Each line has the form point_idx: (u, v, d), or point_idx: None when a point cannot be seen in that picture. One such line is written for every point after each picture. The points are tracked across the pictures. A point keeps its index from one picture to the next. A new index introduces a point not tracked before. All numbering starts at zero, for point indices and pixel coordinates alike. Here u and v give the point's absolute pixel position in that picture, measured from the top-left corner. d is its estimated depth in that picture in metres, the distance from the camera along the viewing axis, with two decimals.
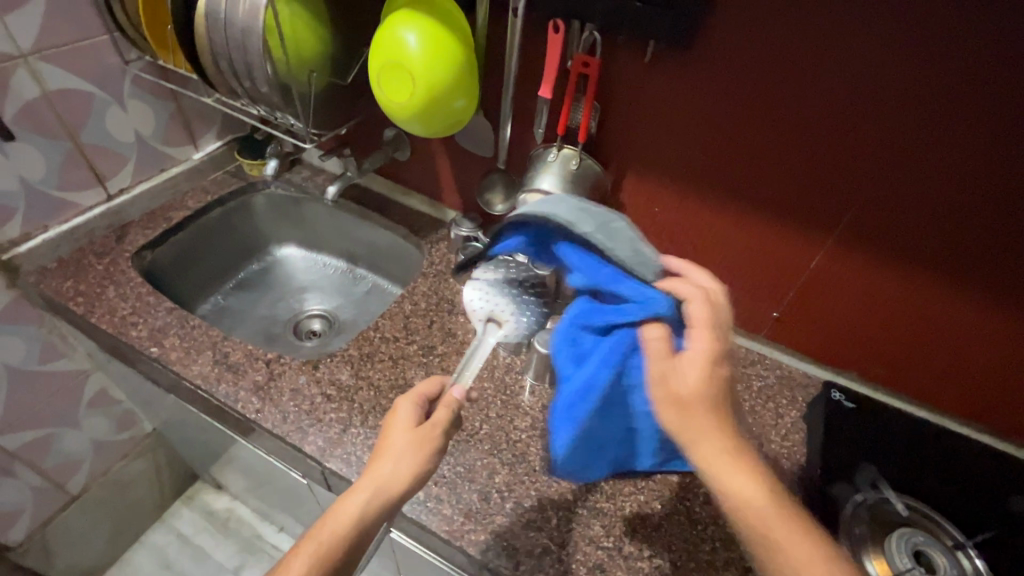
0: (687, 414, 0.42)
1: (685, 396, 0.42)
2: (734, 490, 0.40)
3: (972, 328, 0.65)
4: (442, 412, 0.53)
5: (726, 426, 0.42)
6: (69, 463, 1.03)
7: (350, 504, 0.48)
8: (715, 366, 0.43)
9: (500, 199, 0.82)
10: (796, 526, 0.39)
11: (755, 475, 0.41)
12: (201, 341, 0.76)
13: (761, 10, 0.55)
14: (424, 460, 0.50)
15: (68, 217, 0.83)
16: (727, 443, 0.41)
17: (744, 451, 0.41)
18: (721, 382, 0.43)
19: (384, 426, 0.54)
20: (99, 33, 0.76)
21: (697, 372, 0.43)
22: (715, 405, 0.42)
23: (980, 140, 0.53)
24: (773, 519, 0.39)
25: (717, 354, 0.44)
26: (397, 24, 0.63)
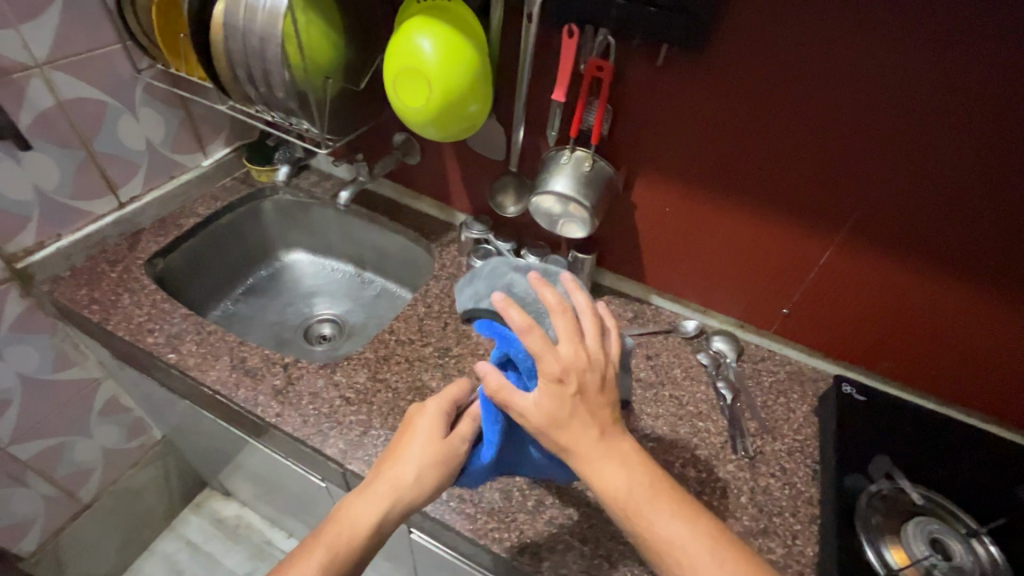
0: (555, 434, 0.44)
1: (547, 420, 0.43)
2: (606, 488, 0.43)
3: (977, 318, 0.66)
4: (466, 427, 0.53)
5: (593, 434, 0.44)
6: (80, 472, 1.03)
7: (366, 510, 0.48)
8: (556, 389, 0.43)
9: (512, 201, 0.83)
10: (660, 503, 0.44)
11: (626, 467, 0.44)
12: (218, 347, 0.76)
13: (773, 13, 0.56)
14: (443, 475, 0.51)
15: (80, 226, 0.84)
16: (600, 447, 0.44)
17: (613, 447, 0.44)
18: (569, 401, 0.43)
19: (405, 423, 0.54)
20: (112, 42, 0.76)
21: (551, 394, 0.43)
22: (587, 417, 0.44)
23: (987, 135, 0.54)
24: (642, 506, 0.43)
25: (569, 371, 0.43)
26: (413, 30, 0.64)
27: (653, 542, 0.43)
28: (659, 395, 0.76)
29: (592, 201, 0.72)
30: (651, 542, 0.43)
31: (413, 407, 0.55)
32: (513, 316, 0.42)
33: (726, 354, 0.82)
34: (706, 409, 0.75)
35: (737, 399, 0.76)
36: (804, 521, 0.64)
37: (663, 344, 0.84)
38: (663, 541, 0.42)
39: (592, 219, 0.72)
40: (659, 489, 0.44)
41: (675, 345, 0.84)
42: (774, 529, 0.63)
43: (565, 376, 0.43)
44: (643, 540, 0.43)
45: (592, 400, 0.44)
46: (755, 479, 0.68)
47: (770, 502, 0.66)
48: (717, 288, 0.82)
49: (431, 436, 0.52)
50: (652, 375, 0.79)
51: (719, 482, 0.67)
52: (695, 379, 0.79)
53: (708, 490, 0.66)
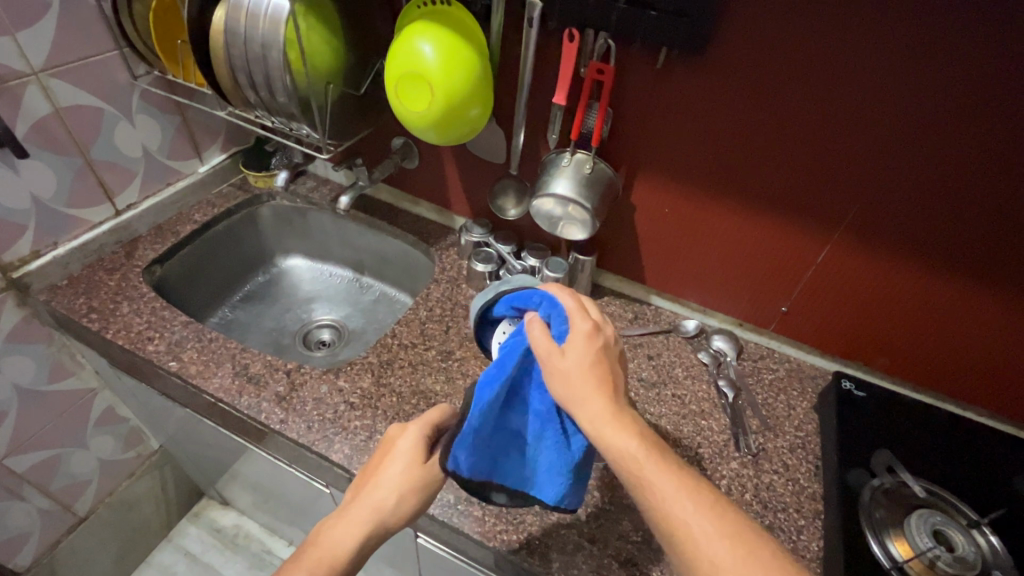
0: (575, 384, 0.46)
1: (571, 371, 0.46)
2: (612, 441, 0.44)
3: (971, 312, 0.68)
4: (445, 452, 0.54)
5: (608, 389, 0.46)
6: (76, 484, 1.01)
7: (348, 535, 0.49)
8: (591, 345, 0.48)
9: (513, 204, 0.85)
10: (662, 460, 0.43)
11: (634, 426, 0.45)
12: (220, 354, 0.76)
13: (771, 18, 0.57)
14: (423, 499, 0.52)
15: (77, 234, 0.83)
16: (612, 402, 0.46)
17: (622, 407, 0.46)
18: (598, 358, 0.47)
19: (385, 446, 0.54)
20: (109, 49, 0.76)
21: (581, 346, 0.47)
22: (604, 374, 0.47)
23: (980, 133, 0.55)
24: (644, 461, 0.43)
25: (598, 331, 0.49)
26: (414, 35, 0.64)
27: (652, 496, 0.42)
28: (661, 394, 0.77)
29: (593, 202, 0.72)
30: (650, 499, 0.42)
31: (394, 427, 0.54)
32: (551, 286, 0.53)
33: (726, 353, 0.83)
34: (708, 407, 0.76)
35: (739, 397, 0.77)
36: (809, 516, 0.65)
37: (664, 344, 0.84)
38: (662, 500, 0.41)
39: (593, 221, 0.73)
40: (662, 451, 0.44)
41: (675, 344, 0.84)
42: (780, 525, 0.64)
43: (596, 332, 0.49)
44: (643, 498, 0.42)
45: (612, 362, 0.48)
46: (759, 476, 0.68)
47: (774, 498, 0.66)
48: (716, 288, 0.83)
49: (412, 460, 0.52)
50: (654, 375, 0.79)
51: (723, 480, 0.67)
52: (696, 378, 0.79)
53: (712, 486, 0.67)
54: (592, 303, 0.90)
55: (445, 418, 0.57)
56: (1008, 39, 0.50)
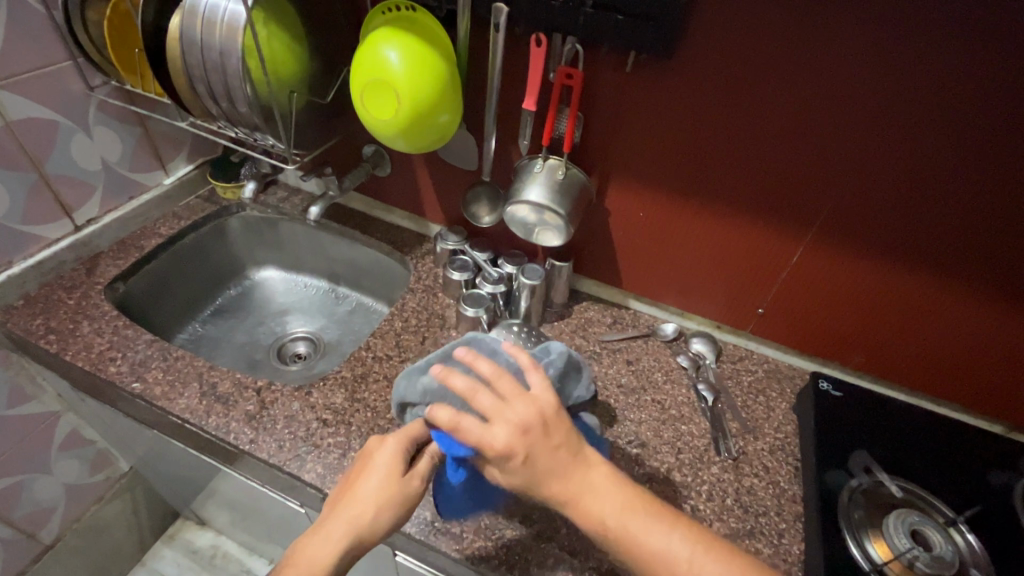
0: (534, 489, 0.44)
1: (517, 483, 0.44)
2: (592, 518, 0.43)
3: (943, 309, 0.68)
4: (425, 465, 0.53)
5: (558, 474, 0.43)
6: (40, 511, 0.97)
7: (324, 551, 0.47)
8: (512, 461, 0.42)
9: (486, 211, 0.83)
10: (643, 519, 0.44)
11: (606, 493, 0.44)
12: (186, 373, 0.73)
13: (742, 18, 0.57)
14: (401, 514, 0.50)
15: (33, 252, 0.79)
16: (575, 480, 0.44)
17: (583, 480, 0.44)
18: (527, 462, 0.42)
19: (363, 459, 0.52)
20: (63, 59, 0.73)
21: (509, 471, 0.43)
22: (547, 463, 0.43)
23: (946, 129, 0.56)
24: (629, 527, 0.43)
25: (516, 438, 0.42)
26: (379, 42, 0.63)
27: (646, 561, 0.43)
28: (641, 400, 0.76)
29: (567, 208, 0.72)
30: (646, 562, 0.43)
31: (372, 440, 0.53)
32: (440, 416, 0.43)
33: (705, 356, 0.83)
34: (688, 411, 0.75)
35: (718, 400, 0.77)
36: (789, 519, 0.65)
37: (643, 348, 0.84)
38: (657, 560, 0.42)
39: (568, 227, 0.72)
40: (636, 504, 0.44)
41: (654, 348, 0.84)
42: (761, 529, 0.64)
43: (513, 447, 0.42)
44: (638, 561, 0.43)
45: (546, 447, 0.43)
46: (739, 480, 0.68)
47: (754, 502, 0.66)
48: (694, 290, 0.83)
49: (389, 473, 0.50)
50: (633, 380, 0.79)
51: (703, 485, 0.67)
52: (676, 383, 0.79)
53: (693, 493, 0.66)
54: (570, 308, 0.89)
55: (426, 430, 0.55)
56: (976, 39, 0.50)
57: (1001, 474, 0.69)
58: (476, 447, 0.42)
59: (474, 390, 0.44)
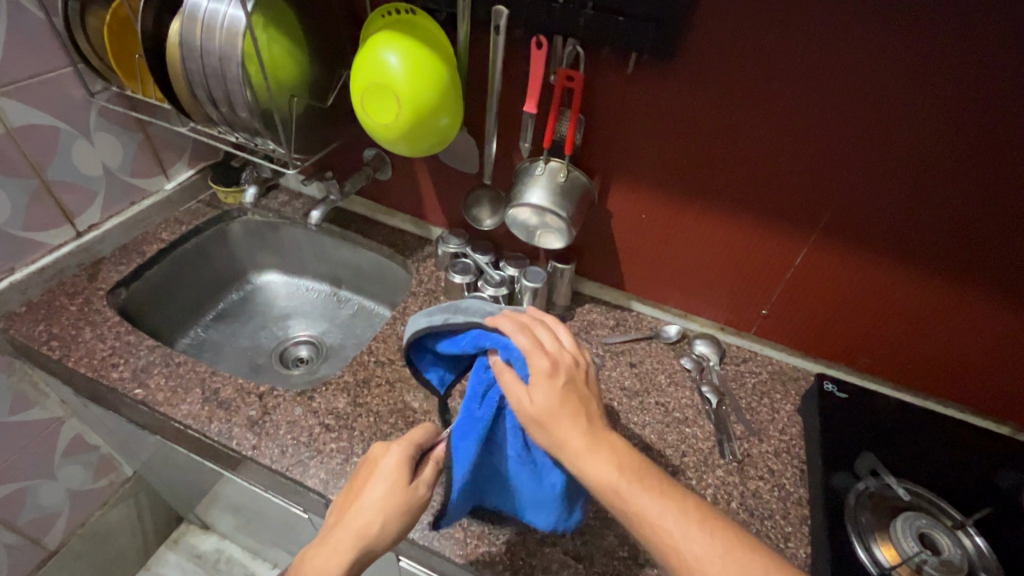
0: (548, 428, 0.46)
1: (542, 411, 0.46)
2: (594, 475, 0.43)
3: (948, 309, 0.68)
4: (429, 472, 0.52)
5: (581, 422, 0.46)
6: (43, 516, 0.97)
7: (331, 562, 0.46)
8: (552, 376, 0.47)
9: (488, 215, 0.83)
10: (644, 486, 0.43)
11: (614, 456, 0.44)
12: (188, 379, 0.73)
13: (745, 19, 0.57)
14: (407, 522, 0.50)
15: (36, 258, 0.79)
16: (589, 436, 0.45)
17: (600, 438, 0.45)
18: (566, 389, 0.47)
19: (368, 468, 0.52)
20: (63, 65, 0.73)
21: (542, 385, 0.46)
22: (575, 404, 0.46)
23: (950, 129, 0.55)
24: (627, 490, 0.42)
25: (558, 364, 0.48)
26: (379, 45, 0.62)
27: (641, 525, 0.41)
28: (644, 403, 0.76)
29: (569, 211, 0.71)
30: (639, 527, 0.41)
31: (376, 448, 0.53)
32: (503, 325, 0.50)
33: (709, 358, 0.82)
34: (692, 414, 0.75)
35: (723, 403, 0.76)
36: (795, 523, 0.64)
37: (646, 351, 0.83)
38: (650, 527, 0.41)
39: (570, 230, 0.71)
40: (641, 471, 0.44)
41: (657, 350, 0.83)
42: (767, 533, 0.63)
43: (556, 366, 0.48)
44: (632, 525, 0.42)
45: (580, 390, 0.48)
46: (745, 483, 0.67)
47: (760, 505, 0.65)
48: (697, 292, 0.82)
49: (395, 481, 0.50)
50: (637, 383, 0.78)
51: (709, 489, 0.66)
52: (679, 385, 0.78)
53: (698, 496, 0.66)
54: (573, 311, 0.89)
55: (429, 436, 0.55)
56: (983, 38, 0.50)
57: (1010, 475, 0.69)
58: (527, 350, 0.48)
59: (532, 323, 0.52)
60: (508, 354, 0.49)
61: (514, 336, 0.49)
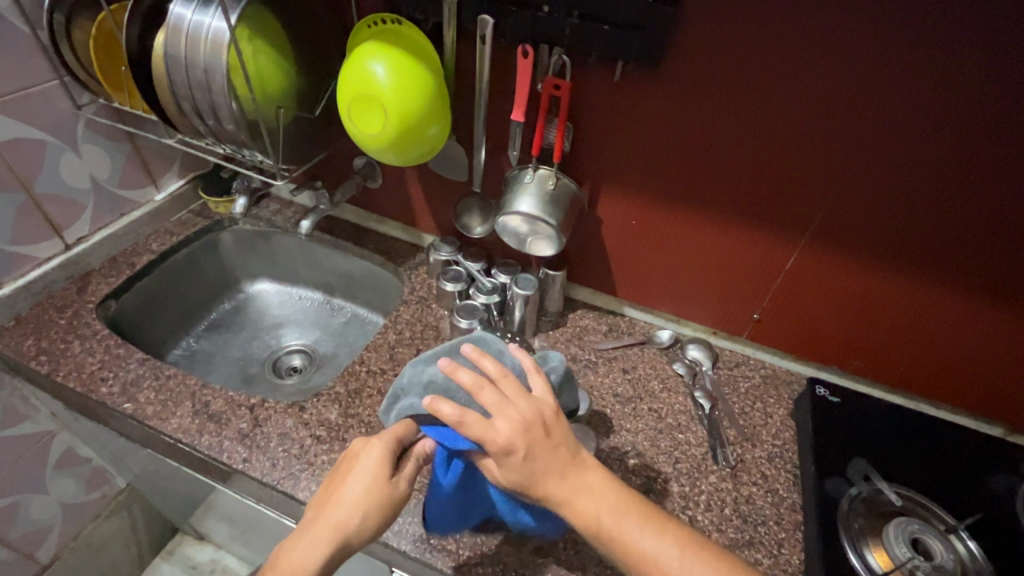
0: (530, 489, 0.45)
1: (518, 482, 0.45)
2: (583, 519, 0.44)
3: (940, 313, 0.68)
4: (409, 470, 0.52)
5: (557, 472, 0.45)
6: (36, 530, 0.97)
7: (309, 556, 0.46)
8: (506, 456, 0.44)
9: (478, 222, 0.84)
10: (632, 519, 0.45)
11: (593, 493, 0.45)
12: (178, 393, 0.73)
13: (731, 28, 0.57)
14: (386, 518, 0.50)
15: (24, 271, 0.79)
16: (568, 479, 0.45)
17: (579, 480, 0.46)
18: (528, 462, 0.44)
19: (347, 461, 0.51)
20: (49, 78, 0.73)
21: (507, 464, 0.44)
22: (548, 461, 0.45)
23: (937, 133, 0.56)
24: (617, 527, 0.44)
25: (514, 437, 0.44)
26: (365, 56, 0.62)
27: (634, 561, 0.44)
28: (637, 409, 0.75)
29: (559, 218, 0.71)
30: (635, 565, 0.44)
31: (357, 441, 0.52)
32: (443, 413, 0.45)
33: (702, 363, 0.82)
34: (685, 420, 0.74)
35: (715, 408, 0.76)
36: (789, 529, 0.64)
37: (639, 356, 0.83)
38: (646, 563, 0.43)
39: (560, 237, 0.71)
40: (626, 505, 0.46)
41: (650, 356, 0.83)
42: (760, 540, 0.63)
43: (511, 449, 0.44)
44: (630, 565, 0.44)
45: (545, 448, 0.45)
46: (738, 489, 0.67)
47: (753, 511, 0.65)
48: (688, 297, 0.82)
49: (375, 478, 0.49)
50: (630, 390, 0.78)
51: (702, 495, 0.66)
52: (673, 391, 0.78)
53: (691, 503, 0.65)
54: (565, 318, 0.88)
55: (411, 433, 0.53)
56: (968, 46, 0.50)
57: (1001, 477, 0.69)
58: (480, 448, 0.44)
59: (481, 386, 0.46)
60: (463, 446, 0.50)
61: (459, 424, 0.44)
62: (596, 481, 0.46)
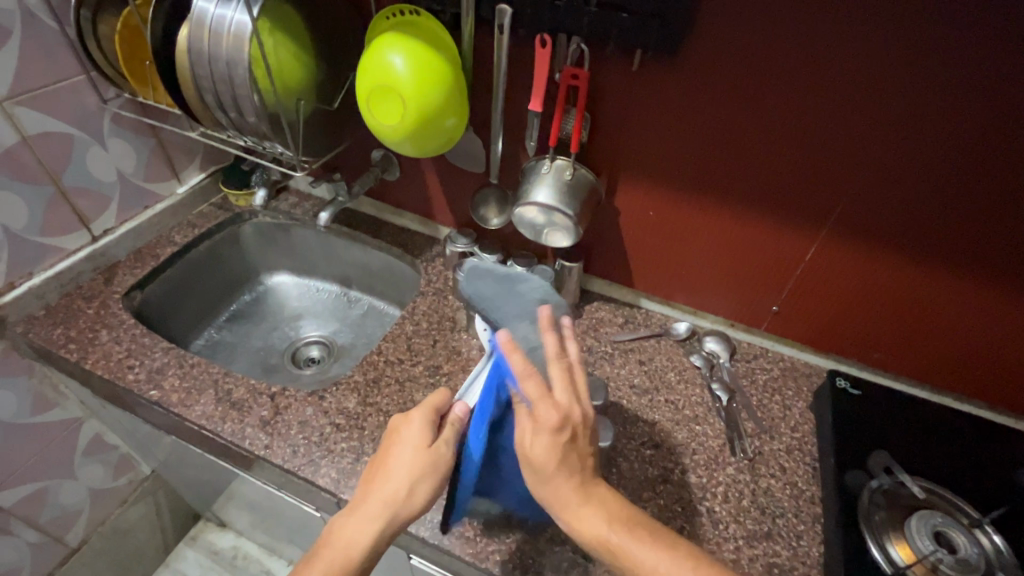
0: (543, 484, 0.47)
1: (540, 467, 0.47)
2: (588, 531, 0.46)
3: (964, 305, 0.67)
4: (449, 433, 0.53)
5: (574, 479, 0.47)
6: (66, 515, 1.00)
7: (361, 532, 0.48)
8: (556, 434, 0.46)
9: (495, 213, 0.83)
10: (639, 537, 0.46)
11: (603, 507, 0.48)
12: (202, 380, 0.74)
13: (751, 19, 0.56)
14: (437, 484, 0.50)
15: (53, 262, 0.81)
16: (579, 491, 0.47)
17: (591, 493, 0.48)
18: (563, 453, 0.47)
19: (390, 438, 0.53)
20: (76, 73, 0.74)
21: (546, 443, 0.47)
22: (572, 464, 0.47)
23: (963, 121, 0.54)
24: (622, 544, 0.46)
25: (565, 420, 0.47)
26: (384, 47, 0.63)
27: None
28: (654, 401, 0.75)
29: (576, 209, 0.71)
30: None
31: (396, 418, 0.53)
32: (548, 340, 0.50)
33: (719, 355, 0.82)
34: (702, 411, 0.74)
35: (733, 400, 0.76)
36: (807, 521, 0.64)
37: (655, 348, 0.83)
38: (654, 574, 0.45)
39: (577, 227, 0.71)
40: (635, 524, 0.48)
41: (667, 348, 0.83)
42: (779, 531, 0.62)
43: (559, 423, 0.46)
44: None
45: (580, 447, 0.48)
46: (756, 481, 0.67)
47: (772, 503, 0.65)
48: (705, 289, 0.82)
49: (417, 446, 0.50)
50: (646, 381, 0.78)
51: (719, 487, 0.66)
52: (689, 382, 0.78)
53: (709, 495, 0.65)
54: (581, 309, 0.88)
55: (446, 401, 0.55)
56: (1000, 35, 0.49)
57: None
58: (533, 400, 0.47)
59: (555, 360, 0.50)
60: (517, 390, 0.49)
61: (524, 377, 0.47)
62: (608, 496, 0.49)
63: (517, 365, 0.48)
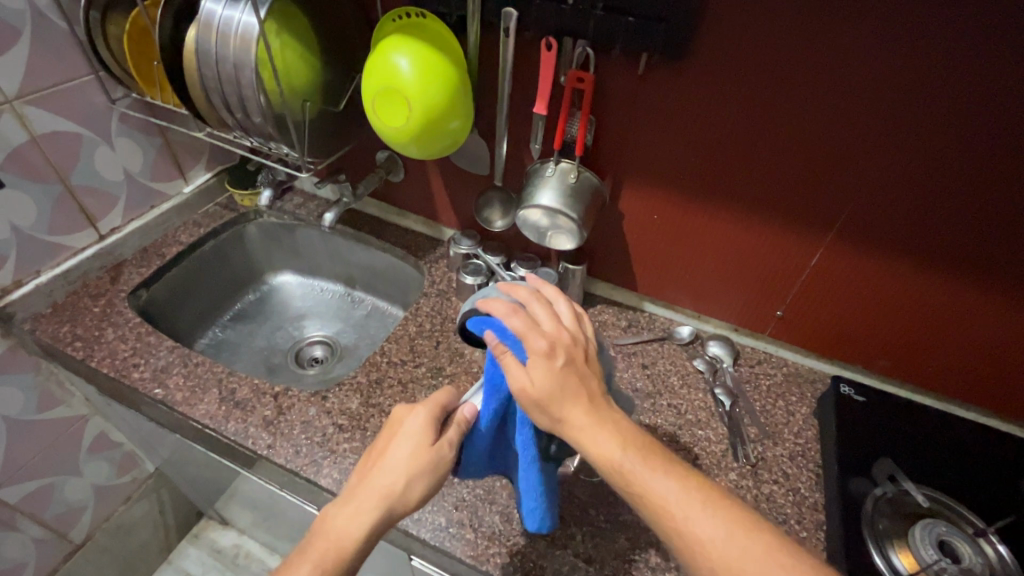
0: (551, 409, 0.46)
1: (544, 394, 0.46)
2: (598, 453, 0.44)
3: (970, 310, 0.66)
4: (453, 433, 0.52)
5: (583, 403, 0.46)
6: (70, 512, 1.01)
7: (354, 522, 0.47)
8: (551, 358, 0.47)
9: (499, 216, 0.84)
10: (652, 465, 0.44)
11: (618, 432, 0.46)
12: (206, 379, 0.75)
13: (757, 23, 0.56)
14: (432, 484, 0.50)
15: (60, 260, 0.82)
16: (590, 416, 0.46)
17: (603, 416, 0.46)
18: (562, 375, 0.47)
19: (391, 429, 0.52)
20: (85, 73, 0.75)
21: (546, 369, 0.47)
22: (576, 385, 0.47)
23: (971, 126, 0.54)
24: (635, 470, 0.44)
25: (556, 344, 0.48)
26: (390, 49, 0.63)
27: (649, 504, 0.42)
28: (657, 404, 0.75)
29: (580, 212, 0.71)
30: (649, 507, 0.42)
31: (401, 408, 0.53)
32: (519, 292, 0.54)
33: (722, 359, 0.81)
34: (705, 416, 0.74)
35: (736, 405, 0.75)
36: (810, 528, 0.63)
37: (658, 352, 0.83)
38: (663, 505, 0.42)
39: (580, 230, 0.71)
40: (651, 454, 0.45)
41: (670, 352, 0.83)
42: None
43: (550, 347, 0.48)
44: (644, 508, 0.43)
45: (579, 368, 0.48)
46: (758, 487, 0.67)
47: (774, 509, 0.65)
48: (709, 293, 0.81)
49: (418, 442, 0.50)
50: (649, 385, 0.78)
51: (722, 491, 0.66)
52: (692, 387, 0.78)
53: None
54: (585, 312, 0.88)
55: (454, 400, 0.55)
56: (1008, 41, 0.49)
57: None
58: (523, 333, 0.48)
59: (533, 299, 0.53)
60: (504, 337, 0.50)
61: (510, 314, 0.49)
62: (623, 424, 0.47)
63: (498, 308, 0.50)
